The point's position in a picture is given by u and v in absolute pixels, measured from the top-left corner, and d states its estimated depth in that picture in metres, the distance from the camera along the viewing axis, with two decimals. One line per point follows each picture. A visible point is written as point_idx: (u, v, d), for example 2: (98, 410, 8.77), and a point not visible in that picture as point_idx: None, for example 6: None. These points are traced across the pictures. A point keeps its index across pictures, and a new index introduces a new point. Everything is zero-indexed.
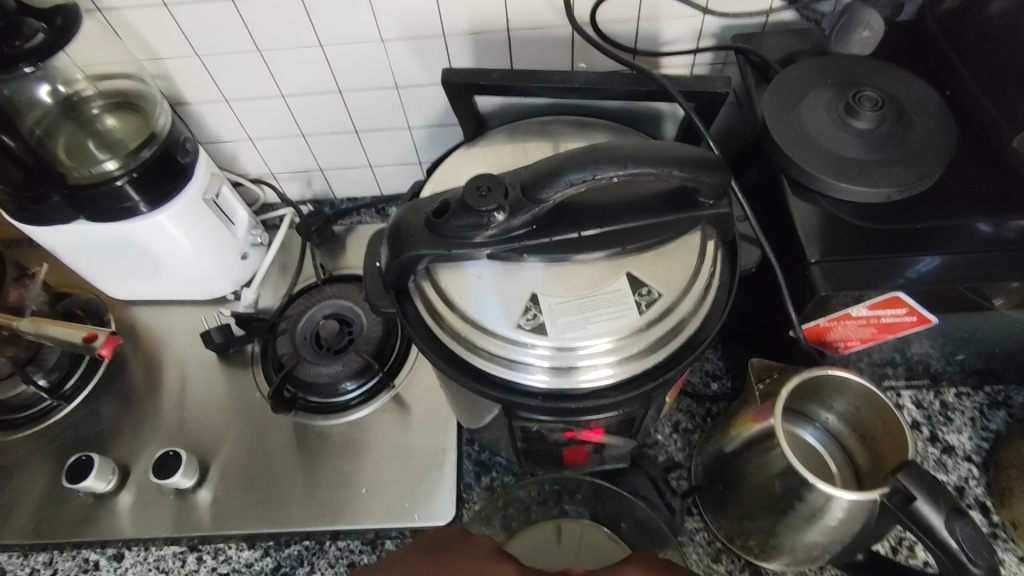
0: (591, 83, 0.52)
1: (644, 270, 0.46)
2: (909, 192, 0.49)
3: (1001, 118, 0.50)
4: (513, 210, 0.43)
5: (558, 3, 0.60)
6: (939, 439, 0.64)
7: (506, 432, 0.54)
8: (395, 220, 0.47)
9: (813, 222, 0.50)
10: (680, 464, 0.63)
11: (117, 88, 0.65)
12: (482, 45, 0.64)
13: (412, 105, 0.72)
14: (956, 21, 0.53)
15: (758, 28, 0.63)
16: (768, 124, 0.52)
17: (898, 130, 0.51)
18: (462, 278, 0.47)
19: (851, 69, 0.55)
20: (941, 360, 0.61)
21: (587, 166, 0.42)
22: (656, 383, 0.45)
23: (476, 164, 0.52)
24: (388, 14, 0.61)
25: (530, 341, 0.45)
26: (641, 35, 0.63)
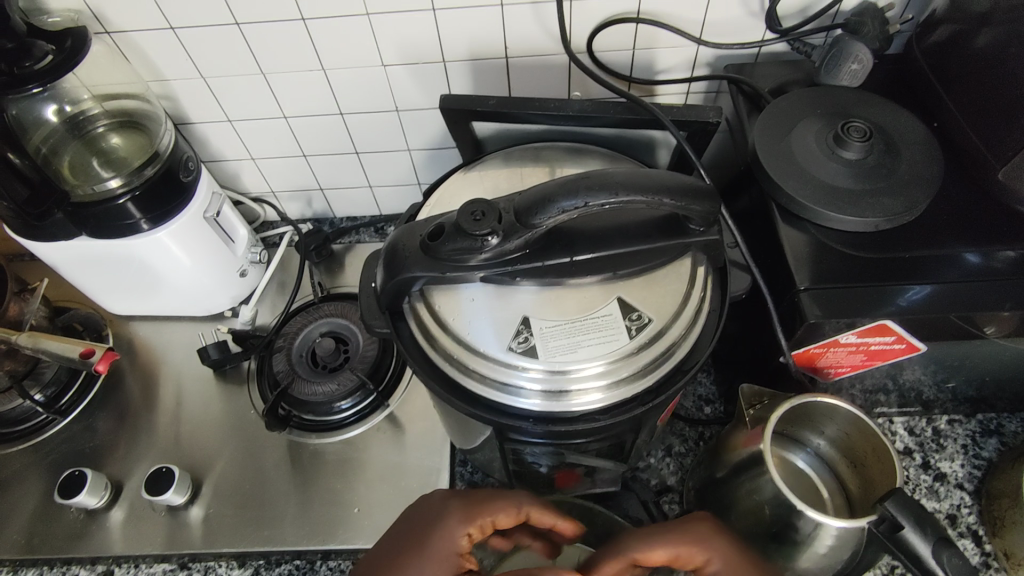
0: (585, 111, 0.54)
1: (635, 295, 0.47)
2: (897, 222, 0.50)
3: (987, 150, 0.51)
4: (506, 235, 0.44)
5: (555, 32, 0.61)
6: (931, 467, 0.64)
7: (498, 454, 0.55)
8: (390, 242, 0.48)
9: (803, 250, 0.50)
10: (672, 489, 0.63)
11: (123, 107, 0.67)
12: (481, 71, 0.66)
13: (412, 128, 0.73)
14: (943, 55, 0.54)
15: (751, 59, 0.64)
16: (758, 153, 0.53)
17: (886, 161, 0.52)
18: (456, 300, 0.47)
19: (841, 100, 0.56)
20: (932, 388, 0.61)
21: (579, 193, 0.42)
22: (646, 408, 0.45)
23: (472, 188, 0.53)
24: (389, 41, 0.62)
25: (521, 364, 0.45)
26: (636, 63, 0.64)
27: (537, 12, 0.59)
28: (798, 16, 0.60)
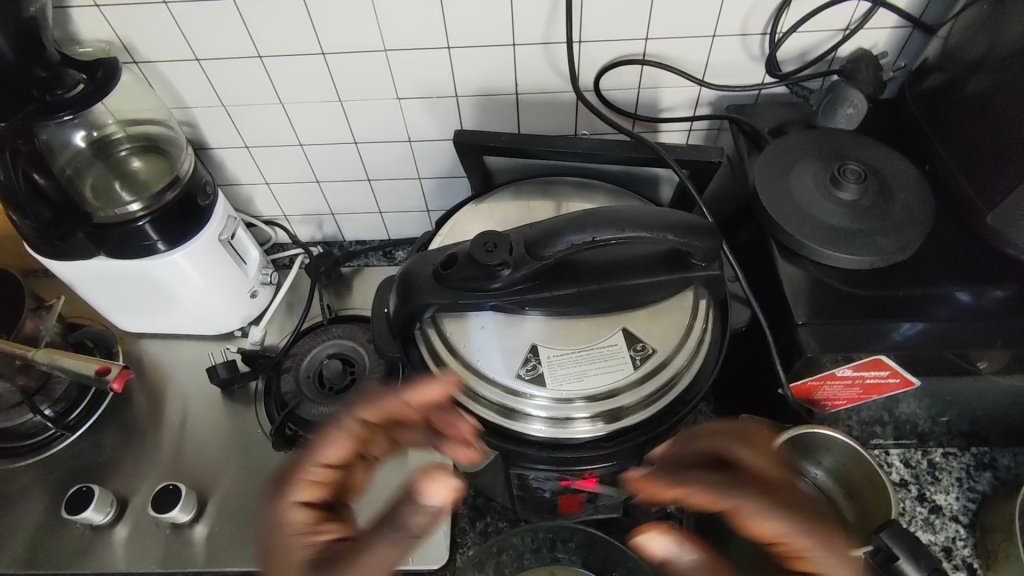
0: (593, 149, 0.56)
1: (640, 327, 0.49)
2: (890, 261, 0.52)
3: (977, 195, 0.53)
4: (516, 266, 0.46)
5: (565, 71, 0.64)
6: (927, 499, 0.65)
7: (502, 478, 0.56)
8: (404, 270, 0.50)
9: (801, 286, 0.52)
10: (672, 516, 0.64)
11: (146, 132, 0.69)
12: (492, 105, 0.68)
13: (423, 157, 0.76)
14: (935, 102, 0.57)
15: (751, 100, 0.67)
16: (758, 191, 0.55)
17: (880, 202, 0.54)
18: (466, 328, 0.49)
19: (838, 143, 0.59)
20: (927, 421, 0.63)
21: (587, 228, 0.44)
22: (649, 437, 0.47)
23: (483, 220, 0.56)
24: (405, 75, 0.65)
25: (529, 391, 0.47)
26: (641, 102, 0.67)
27: (548, 52, 0.62)
28: (797, 60, 0.63)
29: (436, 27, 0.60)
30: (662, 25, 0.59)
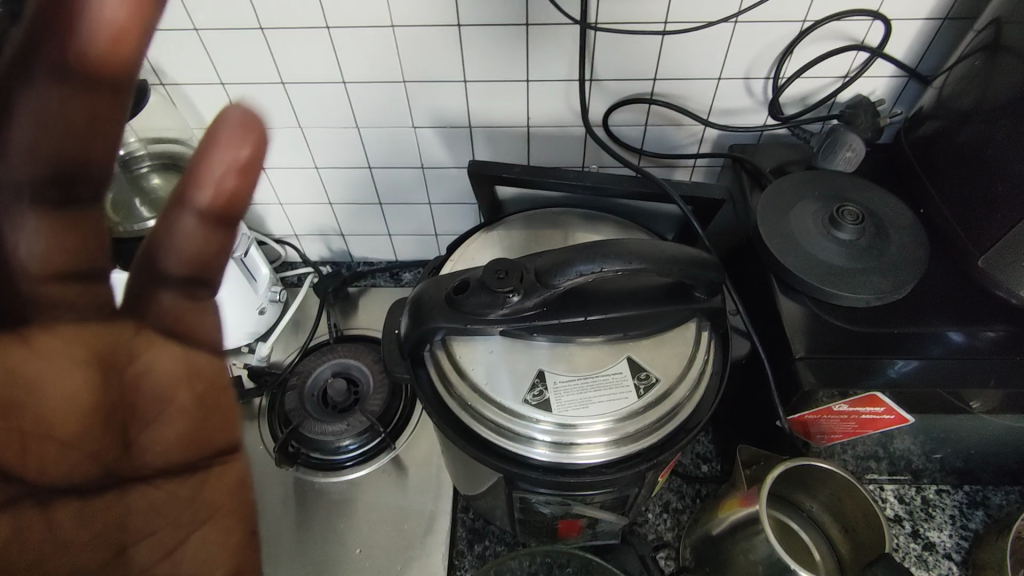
0: (602, 183, 0.58)
1: (644, 356, 0.50)
2: (887, 299, 0.54)
3: (969, 238, 0.55)
4: (526, 293, 0.48)
5: (576, 107, 0.66)
6: (921, 535, 0.66)
7: (503, 501, 0.57)
8: (416, 293, 0.52)
9: (799, 321, 0.54)
10: (669, 544, 0.64)
11: (168, 151, 0.72)
12: (504, 137, 0.71)
13: (434, 184, 0.78)
14: (929, 149, 0.59)
15: (753, 140, 0.69)
16: (759, 229, 0.57)
17: (877, 242, 0.56)
18: (475, 352, 0.50)
19: (836, 184, 0.61)
20: (921, 458, 0.64)
21: (595, 259, 0.46)
22: (650, 464, 0.48)
23: (493, 247, 0.57)
24: (421, 105, 0.67)
25: (535, 415, 0.48)
26: (648, 138, 0.70)
27: (560, 88, 0.65)
28: (798, 104, 0.66)
29: (453, 61, 0.62)
30: (669, 67, 0.62)
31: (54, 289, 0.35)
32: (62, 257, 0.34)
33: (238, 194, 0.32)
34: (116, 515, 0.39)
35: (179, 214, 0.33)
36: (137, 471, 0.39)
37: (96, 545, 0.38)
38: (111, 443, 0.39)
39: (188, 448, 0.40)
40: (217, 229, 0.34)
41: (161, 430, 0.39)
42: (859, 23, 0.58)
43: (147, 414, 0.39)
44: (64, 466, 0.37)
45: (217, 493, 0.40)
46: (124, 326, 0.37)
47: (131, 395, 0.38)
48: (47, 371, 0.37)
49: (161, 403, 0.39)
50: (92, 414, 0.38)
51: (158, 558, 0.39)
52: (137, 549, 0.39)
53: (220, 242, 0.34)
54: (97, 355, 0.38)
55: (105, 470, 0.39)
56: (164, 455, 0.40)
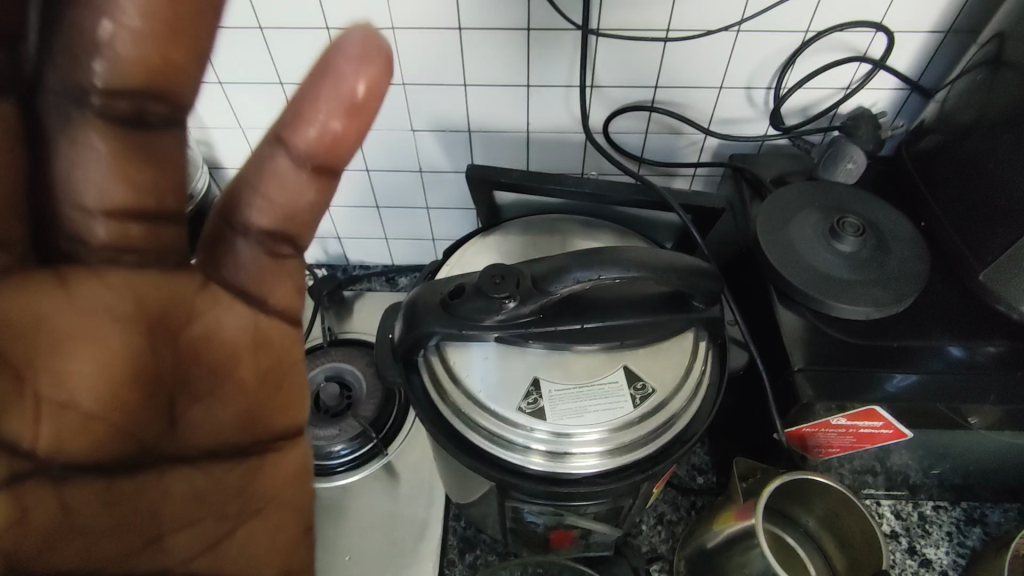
0: (602, 189, 0.58)
1: (641, 364, 0.50)
2: (886, 312, 0.53)
3: (969, 251, 0.54)
4: (523, 299, 0.47)
5: (576, 113, 0.66)
6: (917, 552, 0.66)
7: (496, 510, 0.56)
8: (411, 297, 0.51)
9: (798, 332, 0.53)
10: (662, 557, 0.64)
11: None
12: (504, 142, 0.70)
13: (433, 188, 0.77)
14: (930, 161, 0.59)
15: (753, 150, 0.69)
16: (759, 239, 0.57)
17: (877, 254, 0.56)
18: (469, 358, 0.50)
19: (837, 195, 0.60)
20: (918, 473, 0.64)
21: (593, 265, 0.46)
22: (644, 475, 0.47)
23: (490, 252, 0.57)
24: (421, 108, 0.67)
25: (529, 423, 0.47)
26: (649, 145, 0.69)
27: (560, 94, 0.64)
28: (800, 114, 0.66)
29: (454, 64, 0.62)
30: (671, 75, 0.62)
31: (111, 228, 0.34)
32: (125, 194, 0.34)
33: (347, 136, 0.33)
34: (152, 500, 0.36)
35: (274, 154, 0.35)
36: (181, 448, 0.37)
37: (125, 530, 0.36)
38: (150, 418, 0.36)
39: (246, 430, 0.39)
40: (315, 176, 0.35)
41: (218, 406, 0.38)
42: (862, 35, 0.58)
43: (199, 387, 0.37)
44: (94, 441, 0.34)
45: (268, 483, 0.40)
46: (188, 284, 0.36)
47: (187, 366, 0.37)
48: (83, 331, 0.34)
49: (220, 377, 0.38)
50: (131, 384, 0.35)
51: (197, 550, 0.38)
52: (173, 540, 0.37)
53: (316, 188, 0.36)
54: (149, 320, 0.35)
55: (145, 448, 0.36)
56: (216, 436, 0.38)
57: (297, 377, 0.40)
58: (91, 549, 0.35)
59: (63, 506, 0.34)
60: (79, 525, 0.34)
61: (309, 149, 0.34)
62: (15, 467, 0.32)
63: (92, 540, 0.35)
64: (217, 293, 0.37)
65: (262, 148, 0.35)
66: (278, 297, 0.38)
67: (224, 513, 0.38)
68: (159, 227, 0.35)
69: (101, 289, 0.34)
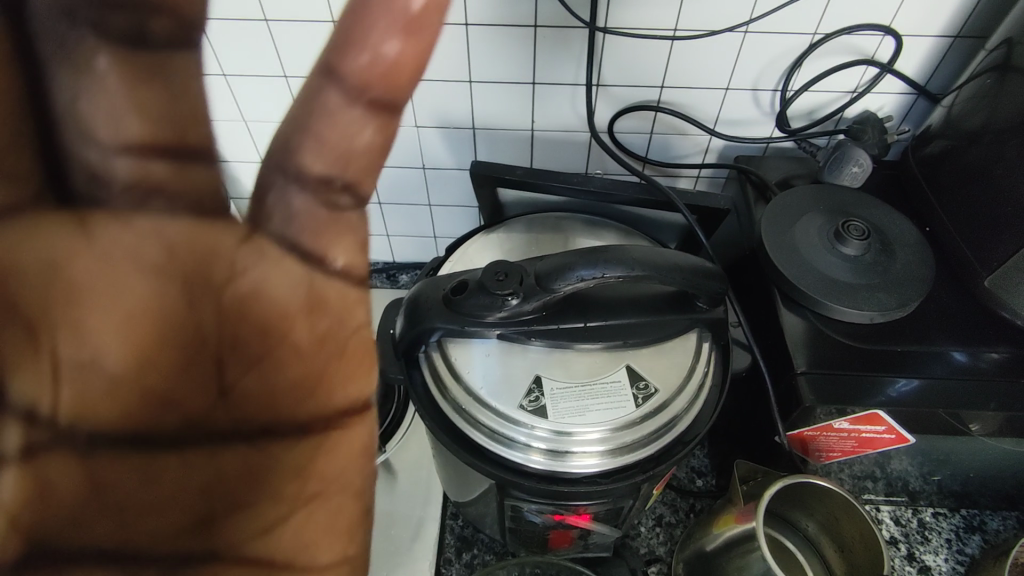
0: (606, 188, 0.57)
1: (643, 364, 0.49)
2: (890, 316, 0.53)
3: (975, 257, 0.54)
4: (525, 296, 0.47)
5: (581, 112, 0.66)
6: (916, 559, 0.65)
7: (494, 509, 0.55)
8: (413, 293, 0.51)
9: (801, 335, 0.53)
10: (660, 559, 0.63)
11: None
12: (508, 140, 0.70)
13: (436, 185, 0.77)
14: (936, 166, 0.59)
15: (758, 152, 0.69)
16: (764, 241, 0.57)
17: (882, 258, 0.55)
18: (470, 355, 0.49)
19: (842, 199, 0.60)
20: (919, 480, 0.63)
21: (597, 264, 0.45)
22: (645, 476, 0.46)
23: (493, 249, 0.56)
24: (426, 104, 0.67)
25: (530, 421, 0.47)
26: (653, 146, 0.69)
27: (566, 92, 0.64)
28: (806, 117, 0.66)
29: (459, 60, 0.62)
30: (677, 74, 0.61)
31: (131, 165, 0.28)
32: (135, 127, 0.28)
33: (407, 58, 0.26)
34: (175, 479, 0.30)
35: (322, 90, 0.27)
36: (218, 421, 0.31)
37: (169, 511, 0.30)
38: (184, 387, 0.31)
39: (309, 403, 0.31)
40: (363, 110, 0.27)
41: (259, 371, 0.31)
42: (870, 38, 0.58)
43: (254, 349, 0.31)
44: (126, 406, 0.30)
45: (329, 462, 0.31)
46: (221, 231, 0.30)
47: (227, 327, 0.31)
48: (102, 280, 0.29)
49: (266, 339, 0.31)
50: (163, 343, 0.31)
51: (255, 532, 0.31)
52: (229, 522, 0.30)
53: (375, 125, 0.27)
54: (180, 275, 0.30)
55: (189, 420, 0.30)
56: (267, 410, 0.31)
57: (362, 334, 0.32)
58: (129, 532, 0.29)
59: (80, 481, 0.28)
60: (112, 500, 0.29)
61: (368, 83, 0.26)
62: (35, 436, 0.28)
63: (133, 523, 0.29)
64: (259, 242, 0.30)
65: (308, 83, 0.27)
66: (334, 251, 0.30)
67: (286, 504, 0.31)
68: (183, 166, 0.28)
69: (126, 236, 0.29)
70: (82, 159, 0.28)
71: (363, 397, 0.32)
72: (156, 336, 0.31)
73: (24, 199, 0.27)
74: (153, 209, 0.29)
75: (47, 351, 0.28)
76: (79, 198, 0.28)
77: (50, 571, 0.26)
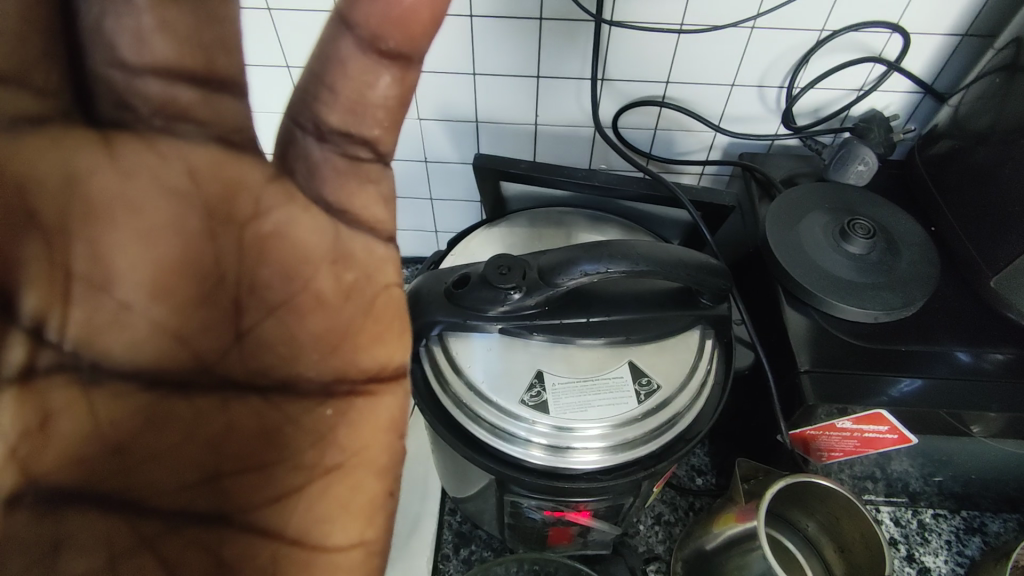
0: (610, 183, 0.57)
1: (646, 361, 0.49)
2: (894, 316, 0.53)
3: (981, 258, 0.54)
4: (528, 290, 0.46)
5: (586, 106, 0.65)
6: (915, 560, 0.65)
7: (493, 504, 0.55)
8: (415, 286, 0.50)
9: (804, 333, 0.53)
10: (659, 557, 0.63)
11: None
12: (511, 133, 0.69)
13: (438, 178, 0.76)
14: (943, 166, 0.59)
15: (763, 150, 0.69)
16: (768, 238, 0.56)
17: (887, 257, 0.55)
18: (471, 349, 0.49)
19: (847, 197, 0.60)
20: (919, 480, 0.63)
21: (601, 258, 0.45)
22: (646, 473, 0.46)
23: (495, 243, 0.56)
24: (429, 96, 0.66)
25: (531, 416, 0.46)
26: (658, 142, 0.68)
27: (571, 86, 0.63)
28: (811, 115, 0.65)
29: (463, 53, 0.61)
30: (683, 70, 0.61)
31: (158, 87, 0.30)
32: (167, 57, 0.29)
33: (419, 8, 0.29)
34: (187, 428, 0.34)
35: (339, 41, 0.30)
36: (235, 367, 0.35)
37: (182, 460, 0.34)
38: (199, 326, 0.34)
39: (328, 358, 0.36)
40: (377, 59, 0.30)
41: (282, 325, 0.35)
42: (878, 35, 0.57)
43: (274, 298, 0.35)
44: (145, 340, 0.33)
45: (348, 429, 0.36)
46: (248, 168, 0.33)
47: (250, 275, 0.34)
48: (137, 215, 0.32)
49: (290, 287, 0.35)
50: (179, 275, 0.34)
51: (268, 497, 0.34)
52: (235, 480, 0.34)
53: (388, 73, 0.30)
54: (204, 208, 0.33)
55: (201, 362, 0.34)
56: (288, 359, 0.35)
57: (388, 297, 0.37)
58: (143, 478, 0.32)
59: (99, 419, 0.32)
60: (127, 445, 0.32)
61: (382, 33, 0.29)
62: (43, 358, 0.30)
63: (150, 469, 0.33)
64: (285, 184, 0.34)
65: (324, 32, 0.30)
66: (356, 204, 0.34)
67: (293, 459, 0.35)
68: (210, 94, 0.31)
69: (149, 156, 0.31)
70: (105, 89, 0.30)
71: (382, 360, 0.36)
72: (171, 275, 0.33)
73: (54, 115, 0.29)
74: (180, 135, 0.31)
75: (65, 260, 0.30)
76: (107, 120, 0.30)
77: (61, 499, 0.30)
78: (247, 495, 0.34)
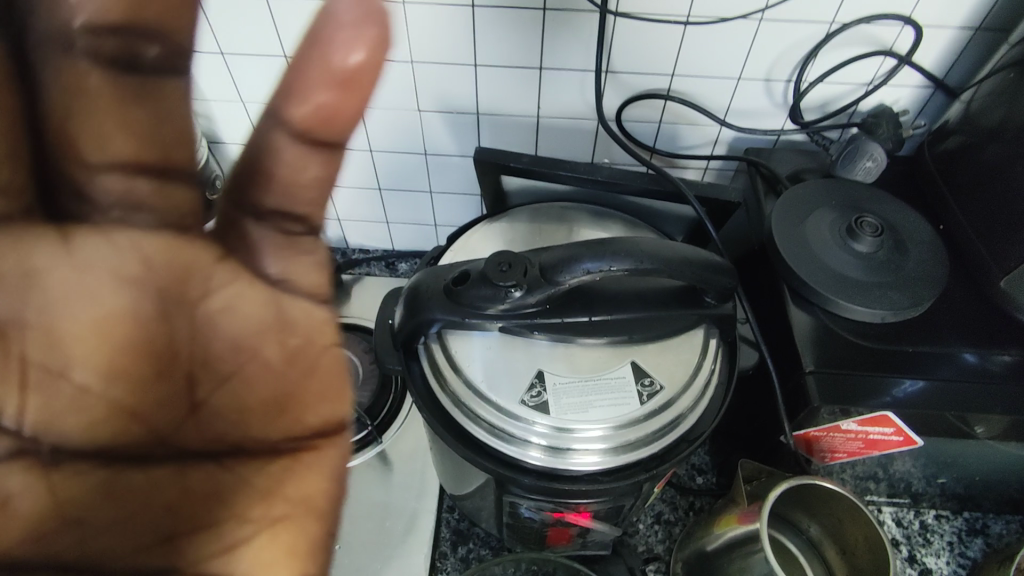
0: (613, 178, 0.56)
1: (648, 361, 0.48)
2: (902, 316, 0.52)
3: (991, 257, 0.53)
4: (529, 289, 0.45)
5: (589, 99, 0.64)
6: (917, 561, 0.64)
7: (491, 504, 0.54)
8: (413, 282, 0.49)
9: (808, 332, 0.52)
10: (659, 557, 0.62)
11: None
12: (513, 126, 0.68)
13: (437, 171, 0.75)
14: (952, 162, 0.57)
15: (768, 145, 0.67)
16: (774, 235, 0.55)
17: (895, 256, 0.54)
18: (471, 347, 0.48)
19: (854, 194, 0.59)
20: (922, 481, 0.62)
21: (604, 256, 0.44)
22: (649, 475, 0.45)
23: (496, 238, 0.55)
24: (429, 88, 0.65)
25: (531, 417, 0.45)
26: (662, 136, 0.67)
27: (574, 78, 0.62)
28: (818, 110, 0.64)
29: (464, 44, 0.60)
30: (689, 62, 0.59)
31: (122, 185, 0.33)
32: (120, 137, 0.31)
33: (343, 108, 0.30)
34: (140, 497, 0.35)
35: (271, 131, 0.31)
36: (189, 437, 0.36)
37: (139, 524, 0.34)
38: (158, 403, 0.35)
39: (275, 419, 0.37)
40: (309, 148, 0.32)
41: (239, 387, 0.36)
42: (889, 28, 0.56)
43: (221, 369, 0.36)
44: (95, 421, 0.35)
45: (293, 482, 0.37)
46: (193, 250, 0.34)
47: (200, 347, 0.36)
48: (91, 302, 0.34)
49: (238, 356, 0.36)
50: (137, 354, 0.35)
51: (219, 550, 0.35)
52: (188, 540, 0.35)
53: (323, 163, 0.33)
54: (156, 292, 0.35)
55: (155, 435, 0.36)
56: (237, 424, 0.36)
57: (331, 360, 0.37)
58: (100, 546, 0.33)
59: (56, 494, 0.33)
60: (81, 517, 0.34)
61: (311, 127, 0.31)
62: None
63: (103, 538, 0.34)
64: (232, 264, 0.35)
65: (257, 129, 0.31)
66: (294, 271, 0.36)
67: (239, 513, 0.36)
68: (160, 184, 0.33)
69: (104, 247, 0.33)
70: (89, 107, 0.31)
71: (324, 416, 0.37)
72: (127, 360, 0.35)
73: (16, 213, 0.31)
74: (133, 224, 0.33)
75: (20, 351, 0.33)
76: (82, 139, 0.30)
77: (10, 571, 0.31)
78: (200, 540, 0.35)
